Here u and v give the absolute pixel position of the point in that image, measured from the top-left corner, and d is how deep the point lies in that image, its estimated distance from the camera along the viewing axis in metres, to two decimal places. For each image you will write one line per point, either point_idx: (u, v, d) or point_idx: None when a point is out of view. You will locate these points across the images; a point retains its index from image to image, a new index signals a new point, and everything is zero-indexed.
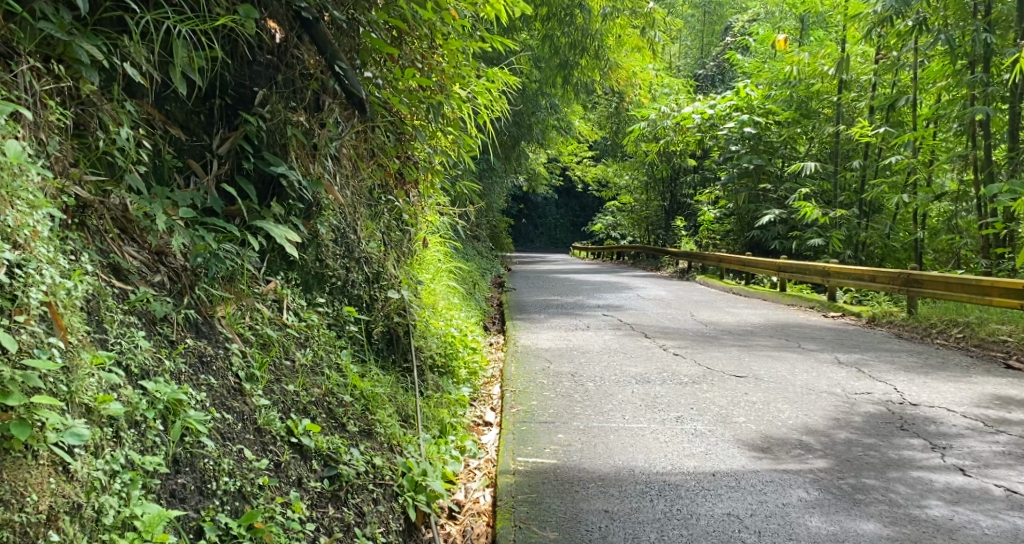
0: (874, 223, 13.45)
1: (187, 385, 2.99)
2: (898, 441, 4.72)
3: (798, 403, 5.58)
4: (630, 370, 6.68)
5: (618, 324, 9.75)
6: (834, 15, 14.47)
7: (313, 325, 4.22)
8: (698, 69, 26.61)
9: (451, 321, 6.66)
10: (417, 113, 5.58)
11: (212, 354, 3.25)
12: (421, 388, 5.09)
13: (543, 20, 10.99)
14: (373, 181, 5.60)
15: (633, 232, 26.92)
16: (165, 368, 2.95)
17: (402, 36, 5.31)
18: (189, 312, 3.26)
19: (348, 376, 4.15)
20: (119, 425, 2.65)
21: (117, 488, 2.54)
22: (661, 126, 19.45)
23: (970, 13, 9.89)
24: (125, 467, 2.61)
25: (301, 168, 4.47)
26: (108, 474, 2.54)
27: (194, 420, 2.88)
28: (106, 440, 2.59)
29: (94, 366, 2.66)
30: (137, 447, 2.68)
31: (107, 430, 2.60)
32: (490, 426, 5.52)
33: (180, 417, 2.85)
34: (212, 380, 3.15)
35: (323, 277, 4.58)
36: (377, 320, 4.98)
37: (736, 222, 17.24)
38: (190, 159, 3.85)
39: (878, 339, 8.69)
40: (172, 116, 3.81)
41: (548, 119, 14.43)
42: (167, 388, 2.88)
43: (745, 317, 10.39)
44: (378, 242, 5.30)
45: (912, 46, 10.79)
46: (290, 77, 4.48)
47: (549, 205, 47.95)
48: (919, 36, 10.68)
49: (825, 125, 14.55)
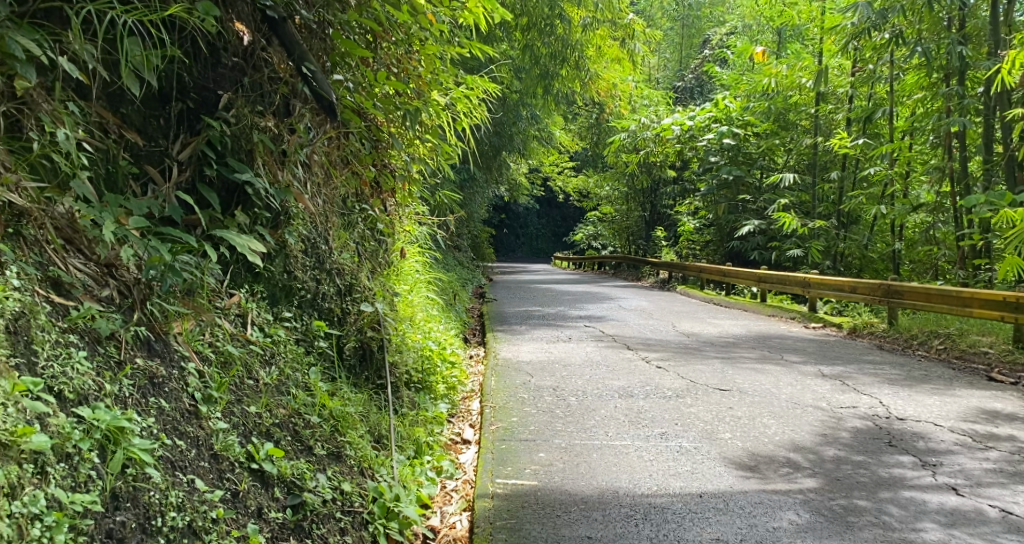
0: (854, 233, 13.37)
1: (132, 410, 2.77)
2: (887, 459, 4.55)
3: (784, 418, 5.40)
4: (613, 384, 6.50)
5: (600, 335, 9.57)
6: (810, 29, 14.44)
7: (279, 341, 4.01)
8: (676, 80, 26.61)
9: (428, 334, 6.44)
10: (393, 120, 5.37)
11: (163, 374, 3.02)
12: (395, 406, 4.87)
13: (523, 30, 10.81)
14: (347, 190, 5.39)
15: (613, 242, 26.80)
16: (105, 391, 2.73)
17: (376, 40, 5.09)
18: (139, 329, 3.02)
19: (316, 394, 3.93)
20: (44, 460, 2.43)
21: (38, 534, 2.32)
22: (641, 137, 19.34)
23: (943, 27, 9.84)
24: (49, 508, 2.39)
25: (268, 175, 4.25)
26: (27, 518, 2.32)
27: (137, 450, 2.66)
28: (28, 478, 2.37)
29: (16, 394, 2.46)
30: (66, 483, 2.47)
31: (30, 467, 2.39)
32: (468, 444, 5.30)
33: (121, 447, 2.63)
34: (164, 403, 2.93)
35: (291, 290, 4.37)
36: (349, 335, 4.74)
37: (716, 233, 17.14)
38: (148, 165, 3.64)
39: (861, 350, 8.55)
40: (128, 120, 3.61)
41: (528, 130, 14.26)
42: (107, 415, 2.66)
43: (728, 328, 10.25)
44: (351, 253, 5.08)
45: (888, 59, 10.73)
46: (257, 81, 4.25)
47: (530, 216, 47.83)
48: (896, 48, 10.62)
49: (803, 136, 14.50)
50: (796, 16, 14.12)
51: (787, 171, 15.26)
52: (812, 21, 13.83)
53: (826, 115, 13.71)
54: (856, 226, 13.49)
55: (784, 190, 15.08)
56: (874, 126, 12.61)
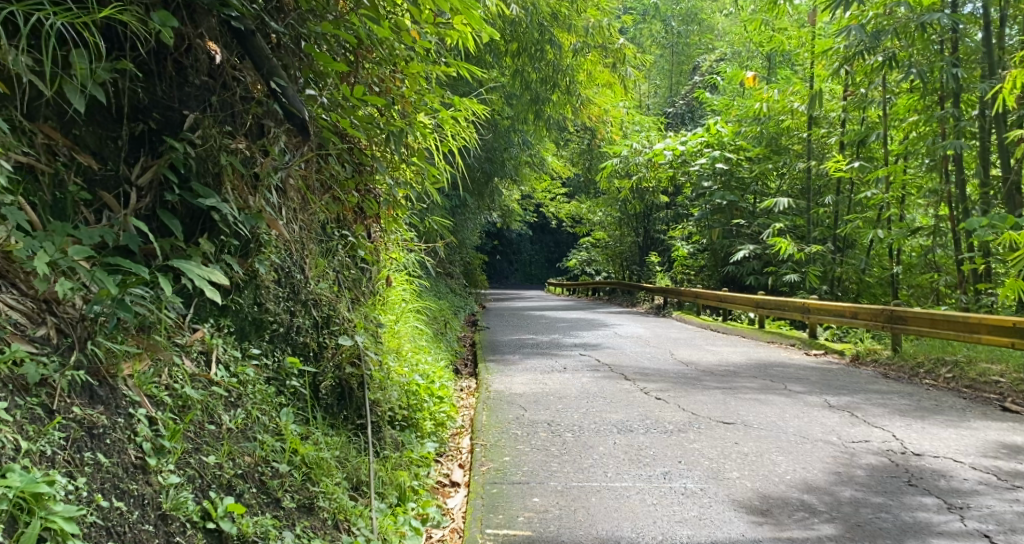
0: (851, 257, 13.09)
1: (54, 471, 2.57)
2: (909, 501, 4.22)
3: (794, 455, 5.07)
4: (611, 418, 6.15)
5: (595, 364, 9.22)
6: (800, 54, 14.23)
7: (247, 381, 3.68)
8: (667, 107, 26.45)
9: (415, 367, 6.08)
10: (376, 143, 5.08)
11: (104, 422, 2.81)
12: (377, 448, 4.52)
13: (513, 56, 10.53)
14: (327, 216, 5.06)
15: (607, 268, 26.46)
16: (24, 448, 2.53)
17: (357, 60, 4.80)
18: (76, 374, 2.80)
19: (286, 439, 3.62)
20: None
21: None
22: (633, 163, 19.00)
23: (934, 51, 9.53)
24: None
25: (237, 201, 3.94)
26: None
27: (56, 519, 2.46)
28: None
29: None
30: None
31: None
32: (457, 486, 4.94)
33: (36, 517, 2.43)
34: (100, 458, 2.72)
35: (262, 324, 4.04)
36: (326, 372, 4.36)
37: (710, 258, 16.89)
38: (102, 190, 3.40)
39: (866, 378, 8.23)
40: (82, 142, 3.40)
41: (519, 156, 14.03)
42: (21, 480, 2.44)
43: (727, 356, 9.92)
44: (330, 282, 4.73)
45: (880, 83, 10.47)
46: (226, 100, 3.97)
47: (523, 242, 47.57)
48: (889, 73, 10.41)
49: (796, 161, 14.26)
50: (786, 41, 13.95)
51: (781, 196, 15.01)
52: (802, 45, 13.64)
53: (819, 139, 13.47)
54: (852, 250, 13.19)
55: (778, 214, 14.78)
56: (868, 151, 12.36)
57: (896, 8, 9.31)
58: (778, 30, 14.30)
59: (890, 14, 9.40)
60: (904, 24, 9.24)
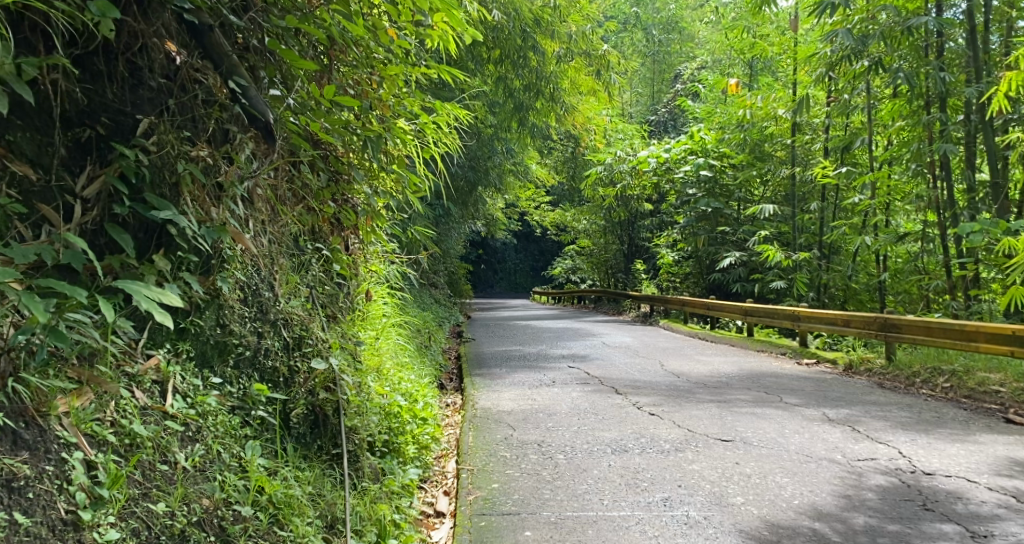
0: (838, 264, 12.78)
1: None
2: (928, 529, 3.92)
3: (800, 474, 4.75)
4: (604, 436, 5.79)
5: (584, 377, 8.88)
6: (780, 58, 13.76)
7: (209, 412, 3.32)
8: (651, 114, 26.13)
9: (397, 387, 5.69)
10: (353, 150, 4.74)
11: (27, 473, 2.59)
12: (354, 479, 4.13)
13: (496, 63, 10.15)
14: (299, 227, 4.69)
15: (592, 276, 26.08)
16: None
17: (331, 61, 4.50)
18: None
19: (250, 476, 3.28)
20: None
21: None
22: (617, 170, 18.72)
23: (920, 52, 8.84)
24: None
25: (197, 213, 3.59)
26: None
27: None
28: None
29: None
30: None
31: None
32: (443, 517, 4.57)
33: None
34: (21, 517, 2.52)
35: (225, 348, 3.67)
36: (298, 398, 3.98)
37: (695, 265, 16.53)
38: (42, 203, 3.10)
39: (862, 388, 7.92)
40: (17, 149, 3.08)
41: (501, 164, 13.68)
42: None
43: (718, 366, 9.57)
44: (303, 299, 4.35)
45: (864, 88, 10.09)
46: (185, 103, 3.65)
47: (508, 251, 47.15)
48: (875, 74, 9.50)
49: (780, 167, 13.92)
50: (769, 47, 13.16)
51: (765, 203, 14.67)
52: (785, 51, 12.85)
53: (803, 145, 13.08)
54: (837, 257, 12.87)
55: (763, 221, 14.46)
56: (855, 156, 11.76)
57: (881, 12, 8.81)
58: (761, 35, 13.72)
59: (876, 18, 8.84)
60: (892, 26, 8.60)
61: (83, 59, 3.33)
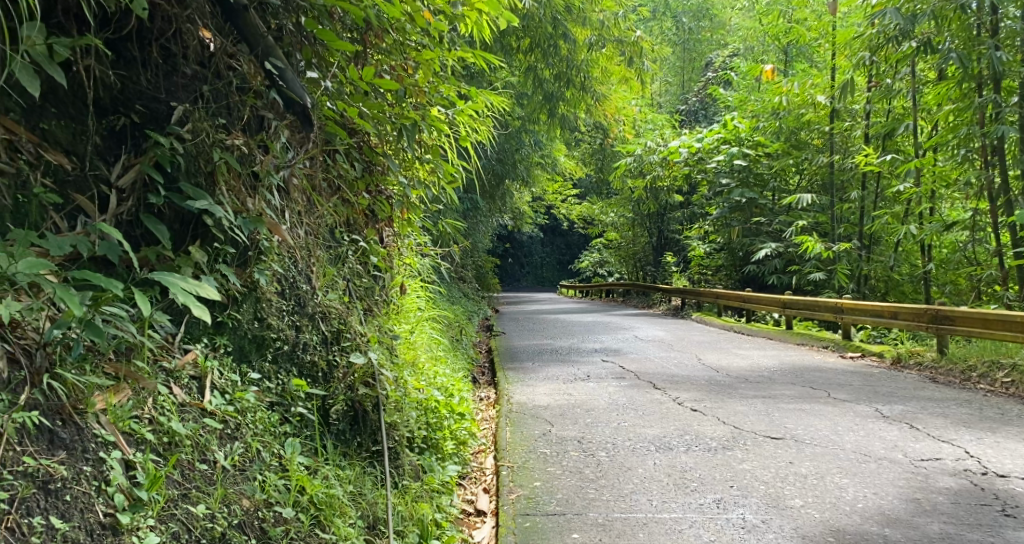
0: (879, 254, 12.44)
1: None
2: (1011, 537, 3.70)
3: (860, 474, 4.54)
4: (646, 433, 5.61)
5: (620, 371, 8.69)
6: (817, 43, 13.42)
7: (247, 409, 3.21)
8: (680, 104, 25.81)
9: (433, 381, 5.54)
10: (388, 139, 4.61)
11: (64, 474, 2.46)
12: (394, 478, 3.99)
13: (526, 52, 9.98)
14: (335, 218, 4.55)
15: (621, 268, 25.84)
16: None
17: (364, 46, 4.36)
18: (28, 417, 2.42)
19: (291, 476, 3.16)
20: None
21: None
22: (647, 161, 18.43)
23: (971, 31, 8.49)
24: None
25: (233, 202, 3.47)
26: None
27: None
28: None
29: None
30: None
31: None
32: (484, 516, 4.42)
33: None
34: (56, 521, 2.39)
35: (263, 342, 3.55)
36: (337, 394, 3.84)
37: (729, 258, 16.23)
38: (75, 193, 3.01)
39: (914, 383, 7.66)
40: (52, 138, 2.99)
41: (530, 156, 13.49)
42: None
43: (758, 360, 9.34)
44: (340, 292, 4.21)
45: (909, 72, 9.74)
46: (219, 90, 3.53)
47: (534, 245, 46.96)
48: (921, 56, 9.16)
49: (817, 155, 13.60)
50: (806, 32, 12.82)
51: (802, 192, 14.34)
52: (823, 35, 12.51)
53: (842, 133, 12.75)
54: (879, 247, 12.54)
55: (800, 210, 14.13)
56: (897, 143, 11.41)
57: None
58: (797, 20, 13.37)
59: None
60: (944, 3, 8.29)
61: (117, 45, 3.23)
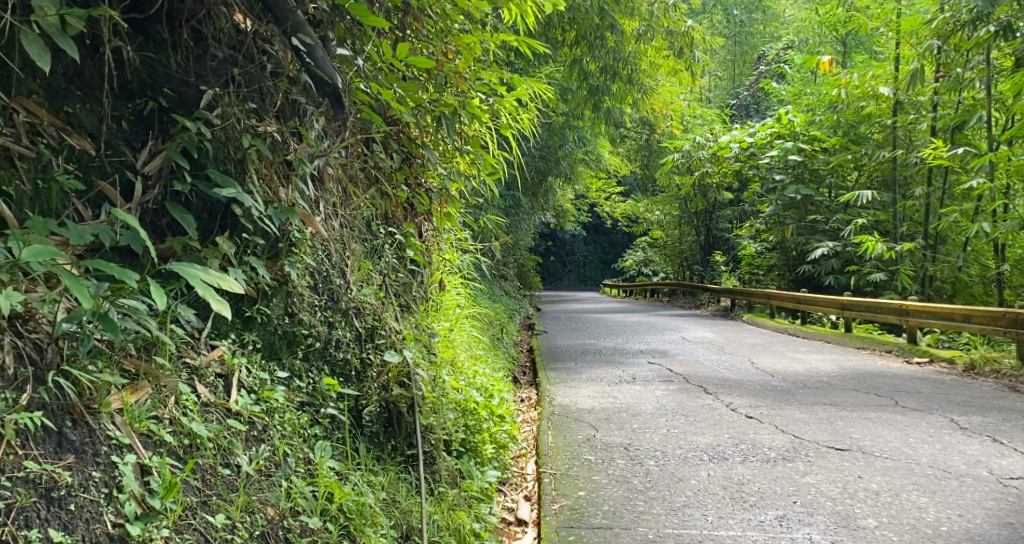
0: (945, 254, 11.87)
1: None
2: None
3: (940, 492, 4.20)
4: (698, 441, 5.32)
5: (668, 374, 8.37)
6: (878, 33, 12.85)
7: (275, 410, 3.03)
8: (730, 99, 25.19)
9: (473, 381, 5.32)
10: (427, 130, 4.39)
11: (69, 481, 2.30)
12: (430, 484, 3.77)
13: (571, 44, 9.67)
14: (372, 211, 4.35)
15: (668, 267, 25.36)
16: None
17: (403, 31, 4.14)
18: (32, 418, 2.26)
19: (320, 482, 2.98)
20: None
21: None
22: (697, 156, 17.48)
23: None
24: None
25: (264, 193, 3.29)
26: None
27: None
28: None
29: None
30: None
31: None
32: (525, 526, 4.19)
33: None
34: (57, 533, 2.22)
35: (294, 339, 3.36)
36: (370, 395, 3.64)
37: (781, 257, 15.72)
38: (99, 180, 2.85)
39: (991, 392, 7.20)
40: (76, 122, 2.83)
41: (575, 152, 13.18)
42: None
43: (816, 364, 8.94)
44: (376, 288, 4.01)
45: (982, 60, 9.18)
46: (252, 74, 3.35)
47: (578, 243, 46.60)
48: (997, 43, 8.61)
49: (877, 150, 13.05)
50: (867, 21, 12.27)
51: (860, 189, 13.79)
52: (885, 24, 11.96)
53: (905, 126, 12.20)
54: (944, 246, 11.96)
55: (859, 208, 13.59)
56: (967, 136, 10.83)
57: None
58: (857, 8, 12.78)
59: None
60: None
61: (146, 27, 3.07)
